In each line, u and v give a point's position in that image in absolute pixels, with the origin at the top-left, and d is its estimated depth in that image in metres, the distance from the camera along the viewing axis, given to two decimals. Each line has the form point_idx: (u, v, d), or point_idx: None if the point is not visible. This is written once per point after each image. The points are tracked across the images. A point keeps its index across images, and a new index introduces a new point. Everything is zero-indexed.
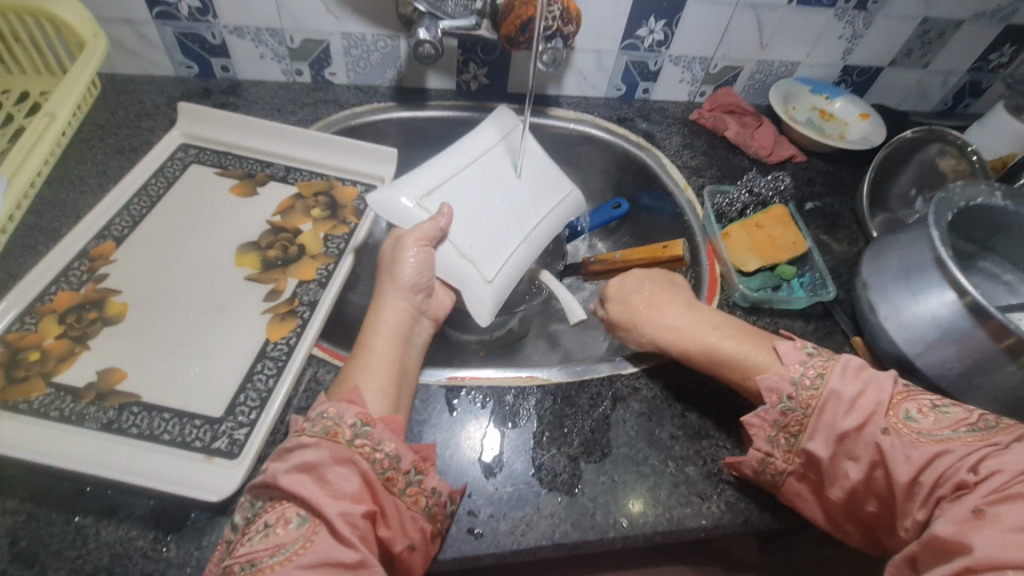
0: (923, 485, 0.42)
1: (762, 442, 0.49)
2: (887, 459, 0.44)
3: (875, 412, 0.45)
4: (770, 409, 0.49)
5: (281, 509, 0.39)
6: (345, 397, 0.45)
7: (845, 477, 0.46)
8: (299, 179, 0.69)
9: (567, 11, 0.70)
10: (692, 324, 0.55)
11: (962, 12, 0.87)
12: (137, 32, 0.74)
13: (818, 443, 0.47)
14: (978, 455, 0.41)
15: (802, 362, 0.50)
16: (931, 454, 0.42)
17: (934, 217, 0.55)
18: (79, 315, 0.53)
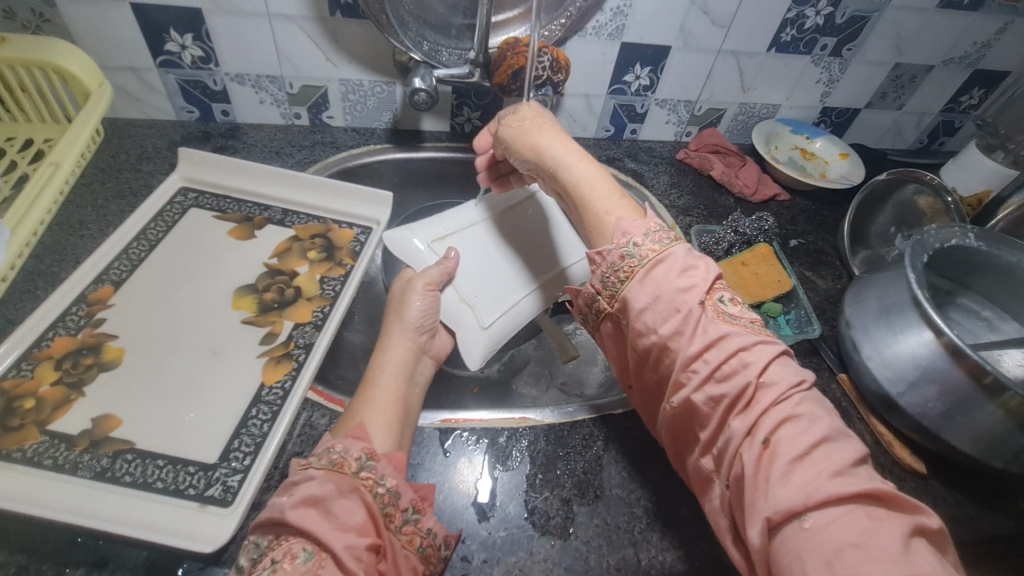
0: (708, 369, 0.42)
1: (597, 281, 0.49)
2: (693, 335, 0.43)
3: (700, 286, 0.45)
4: (614, 250, 0.48)
5: (287, 545, 0.37)
6: (351, 433, 0.46)
7: (650, 333, 0.45)
8: (296, 221, 0.70)
9: (557, 61, 0.73)
10: (577, 164, 0.54)
11: (931, 58, 0.91)
12: (141, 79, 0.76)
13: (641, 293, 0.46)
14: (762, 355, 0.42)
15: (653, 226, 0.48)
16: (723, 337, 0.43)
17: (911, 259, 0.57)
18: (76, 361, 0.53)
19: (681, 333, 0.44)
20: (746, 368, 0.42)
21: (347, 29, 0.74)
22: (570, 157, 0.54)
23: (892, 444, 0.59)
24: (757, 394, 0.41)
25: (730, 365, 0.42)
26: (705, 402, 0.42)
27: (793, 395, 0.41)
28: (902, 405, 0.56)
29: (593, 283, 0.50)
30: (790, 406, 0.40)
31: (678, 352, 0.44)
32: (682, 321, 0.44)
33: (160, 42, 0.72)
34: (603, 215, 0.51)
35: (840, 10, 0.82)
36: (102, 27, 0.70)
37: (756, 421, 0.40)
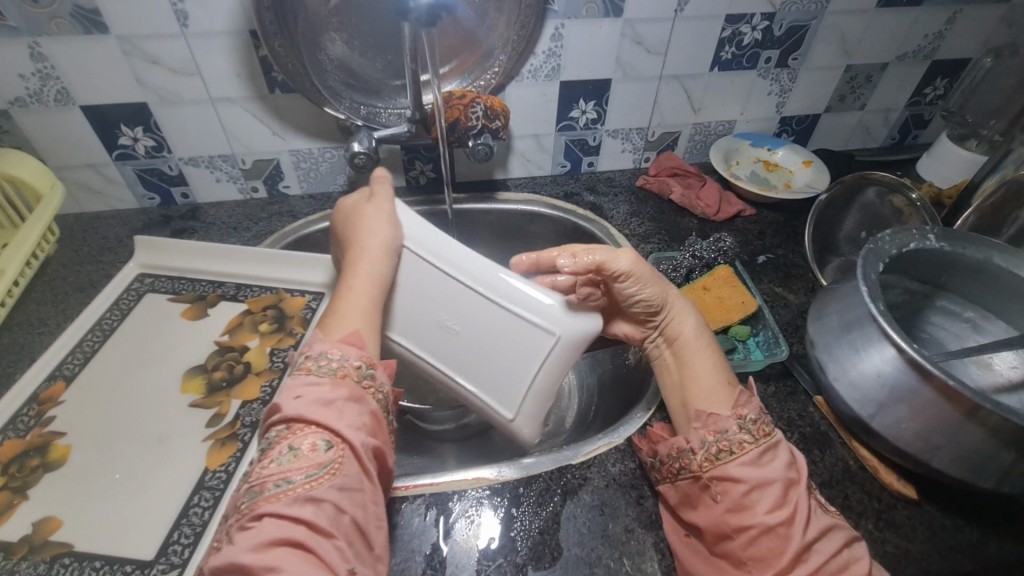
0: (816, 556, 0.43)
1: (694, 439, 0.50)
2: (807, 521, 0.44)
3: (804, 479, 0.47)
4: (729, 418, 0.50)
5: (305, 436, 0.42)
6: (348, 341, 0.49)
7: (755, 510, 0.45)
8: (249, 295, 0.71)
9: (492, 108, 0.74)
10: (691, 344, 0.57)
11: (884, 56, 0.89)
12: (100, 174, 0.79)
13: (750, 472, 0.46)
14: (858, 546, 0.44)
15: (761, 407, 0.51)
16: (831, 528, 0.44)
17: (863, 270, 0.54)
18: (22, 463, 0.53)
19: (792, 519, 0.44)
20: (857, 561, 0.43)
21: (289, 103, 0.76)
22: (688, 331, 0.58)
23: (876, 468, 0.55)
24: None
25: (839, 556, 0.43)
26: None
27: None
28: (875, 428, 0.52)
29: (692, 439, 0.50)
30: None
31: (789, 535, 0.43)
32: (791, 508, 0.44)
33: (114, 137, 0.76)
34: (707, 402, 0.52)
35: (776, 22, 0.81)
36: (56, 131, 0.73)
37: None
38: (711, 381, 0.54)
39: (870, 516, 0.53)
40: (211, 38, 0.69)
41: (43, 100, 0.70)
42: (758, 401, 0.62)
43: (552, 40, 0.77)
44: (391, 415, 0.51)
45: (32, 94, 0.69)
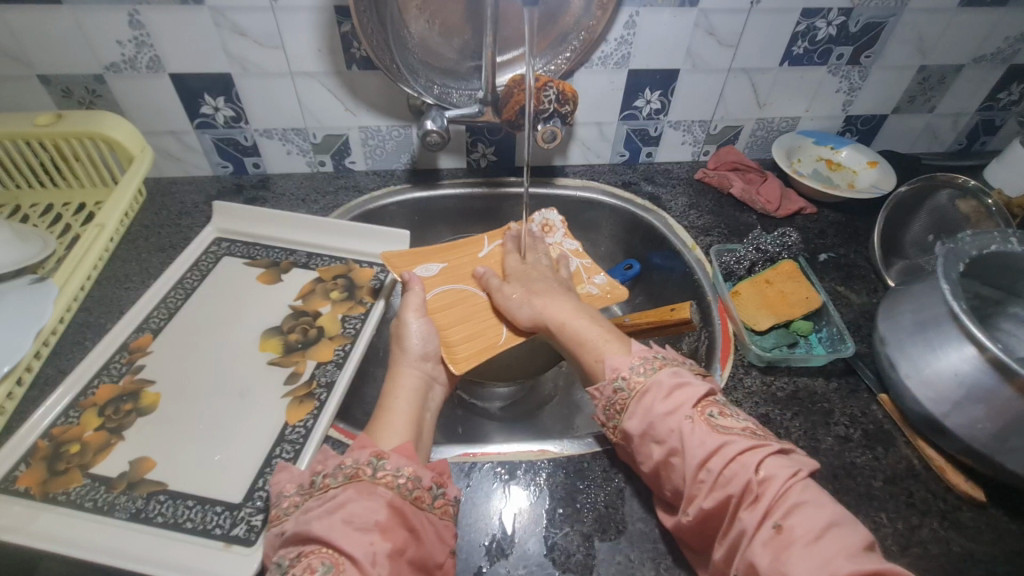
0: (710, 475, 0.43)
1: (599, 414, 0.53)
2: (690, 447, 0.45)
3: (685, 405, 0.47)
4: (607, 385, 0.51)
5: (308, 560, 0.40)
6: (358, 444, 0.48)
7: (652, 454, 0.47)
8: (319, 264, 0.73)
9: (563, 94, 0.74)
10: (566, 324, 0.59)
11: (959, 57, 0.87)
12: (180, 141, 0.83)
13: (636, 424, 0.48)
14: (759, 454, 0.43)
15: (641, 357, 0.52)
16: (721, 444, 0.44)
17: (943, 269, 0.54)
18: (117, 406, 0.57)
19: (681, 449, 0.45)
20: (745, 467, 0.42)
21: (363, 80, 0.78)
22: (559, 318, 0.60)
23: (943, 468, 0.55)
24: (762, 487, 0.41)
25: (732, 467, 0.43)
26: (713, 507, 0.43)
27: (794, 484, 0.41)
28: (947, 428, 0.52)
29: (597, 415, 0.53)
30: (797, 492, 0.41)
31: (683, 463, 0.45)
32: (673, 443, 0.46)
33: (197, 106, 0.79)
34: (600, 350, 0.56)
35: (853, 18, 0.80)
36: (144, 97, 0.77)
37: (765, 511, 0.40)
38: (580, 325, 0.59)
39: (934, 515, 0.53)
40: (298, 13, 0.71)
41: (137, 66, 0.73)
42: (821, 395, 0.62)
43: (625, 27, 0.77)
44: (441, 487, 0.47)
45: (128, 60, 0.73)
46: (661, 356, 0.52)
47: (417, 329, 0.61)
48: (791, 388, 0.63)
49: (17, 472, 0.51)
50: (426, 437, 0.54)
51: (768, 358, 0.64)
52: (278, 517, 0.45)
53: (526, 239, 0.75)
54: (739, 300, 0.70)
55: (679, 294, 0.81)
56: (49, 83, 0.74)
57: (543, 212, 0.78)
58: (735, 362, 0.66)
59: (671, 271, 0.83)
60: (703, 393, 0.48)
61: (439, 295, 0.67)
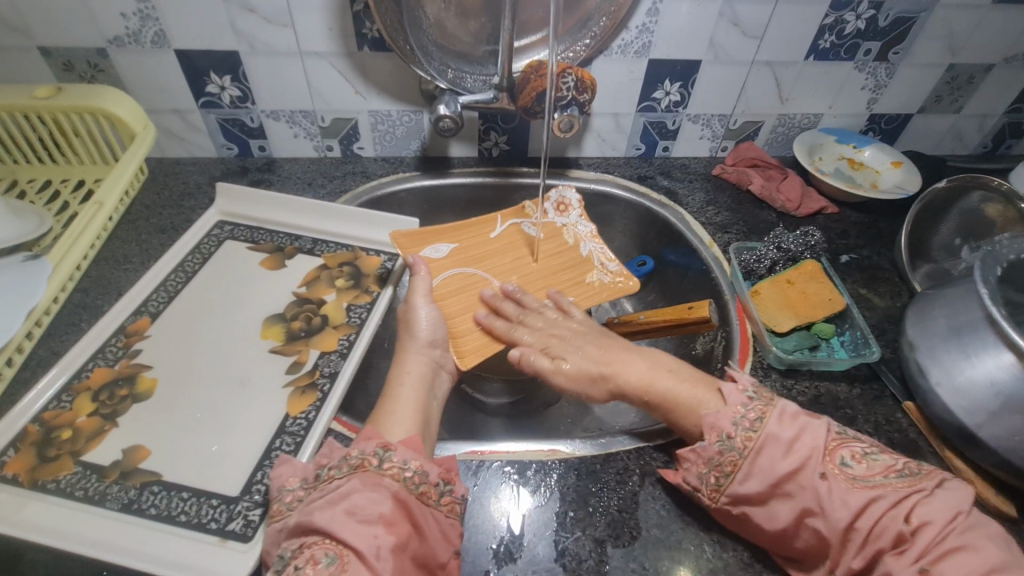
0: (860, 533, 0.42)
1: (691, 478, 0.48)
2: (827, 507, 0.43)
3: (809, 459, 0.44)
4: (709, 445, 0.47)
5: (311, 551, 0.38)
6: (364, 435, 0.46)
7: (780, 518, 0.44)
8: (325, 251, 0.71)
9: (582, 81, 0.71)
10: (651, 385, 0.54)
11: (990, 56, 0.84)
12: (184, 120, 0.80)
13: (754, 486, 0.45)
14: (909, 502, 0.42)
15: (737, 412, 0.48)
16: (865, 497, 0.43)
17: (981, 272, 0.52)
18: (112, 392, 0.54)
19: (819, 511, 0.43)
20: (893, 516, 0.42)
21: (375, 62, 0.76)
22: (642, 377, 0.55)
23: (972, 481, 0.52)
24: (915, 536, 0.41)
25: (879, 521, 0.42)
26: (864, 565, 0.42)
27: (954, 529, 0.40)
28: (981, 439, 0.50)
29: (685, 480, 0.48)
30: (954, 537, 0.40)
31: (824, 524, 0.43)
32: (806, 504, 0.43)
33: (202, 85, 0.76)
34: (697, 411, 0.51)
35: (883, 12, 0.77)
36: (148, 73, 0.74)
37: (924, 563, 0.39)
38: (666, 383, 0.53)
39: None
40: None
41: (141, 40, 0.71)
42: (843, 401, 0.60)
43: (647, 14, 0.74)
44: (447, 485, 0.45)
45: (132, 34, 0.70)
46: (757, 396, 0.49)
47: (423, 315, 0.59)
48: (813, 392, 0.60)
49: (5, 457, 0.49)
50: (432, 433, 0.51)
51: (789, 360, 0.61)
52: (281, 512, 0.43)
53: (541, 220, 0.72)
54: (759, 300, 0.68)
55: (695, 292, 0.79)
56: (50, 55, 0.71)
57: (557, 189, 0.74)
58: (754, 363, 0.64)
59: (686, 268, 0.81)
60: (828, 435, 0.46)
61: (449, 279, 0.65)
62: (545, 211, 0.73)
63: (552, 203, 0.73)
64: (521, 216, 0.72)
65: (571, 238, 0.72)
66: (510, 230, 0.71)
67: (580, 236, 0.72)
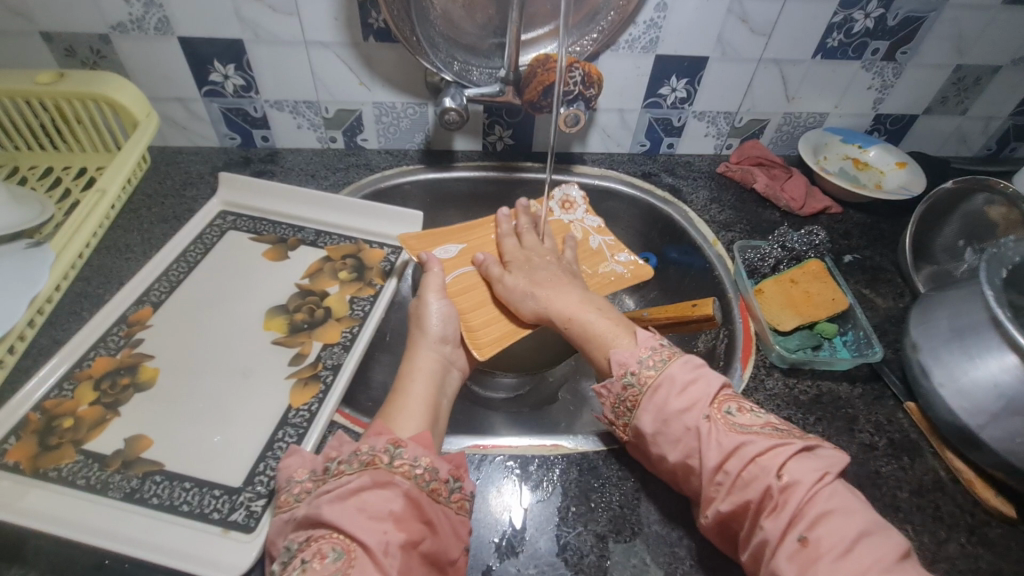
0: (729, 477, 0.42)
1: (608, 412, 0.50)
2: (705, 450, 0.44)
3: (701, 402, 0.45)
4: (616, 381, 0.49)
5: (318, 545, 0.38)
6: (374, 431, 0.45)
7: (668, 456, 0.46)
8: (328, 242, 0.71)
9: (588, 76, 0.71)
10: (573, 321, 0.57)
11: (998, 57, 0.84)
12: (187, 108, 0.79)
13: (648, 421, 0.47)
14: (778, 456, 0.42)
15: (648, 349, 0.50)
16: (739, 444, 0.43)
17: (987, 274, 0.52)
18: (114, 381, 0.54)
19: (695, 451, 0.44)
20: (767, 471, 0.41)
21: (380, 53, 0.75)
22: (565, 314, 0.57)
23: (972, 481, 0.53)
24: (785, 494, 0.40)
25: (749, 469, 0.42)
26: (732, 510, 0.42)
27: (821, 490, 0.40)
28: (982, 440, 0.50)
29: (604, 413, 0.51)
30: (823, 500, 0.39)
31: (700, 465, 0.44)
32: (690, 444, 0.45)
33: (205, 73, 0.75)
34: (610, 344, 0.53)
35: (892, 11, 0.77)
36: (151, 60, 0.73)
37: (789, 520, 0.39)
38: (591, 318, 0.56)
39: (962, 530, 0.51)
40: None
41: (144, 27, 0.70)
42: (845, 400, 0.60)
43: (655, 10, 0.74)
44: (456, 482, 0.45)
45: (135, 20, 0.69)
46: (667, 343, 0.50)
47: (435, 312, 0.59)
48: (815, 391, 0.61)
49: (7, 445, 0.49)
50: (441, 430, 0.51)
51: (793, 360, 0.61)
52: (287, 504, 0.43)
53: (547, 219, 0.74)
54: (763, 299, 0.68)
55: (697, 290, 0.79)
56: (52, 41, 0.71)
57: (562, 187, 0.76)
58: (757, 362, 0.64)
59: (689, 266, 0.81)
60: (722, 386, 0.47)
61: (460, 278, 0.64)
62: (550, 209, 0.75)
63: (557, 201, 0.75)
64: (529, 214, 0.73)
65: (579, 231, 0.73)
66: None
67: (588, 229, 0.73)
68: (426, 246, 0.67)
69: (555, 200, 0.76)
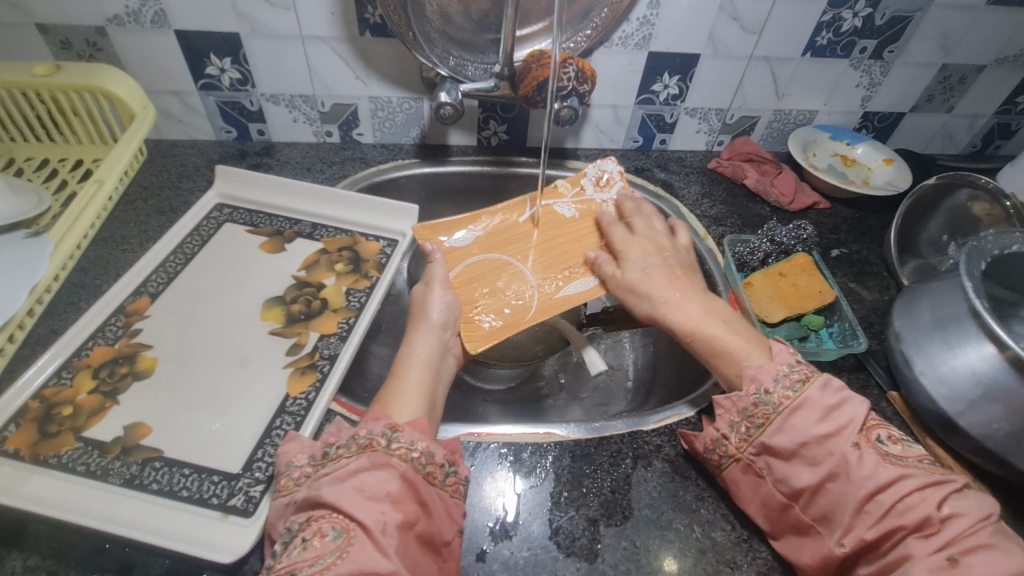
0: (880, 506, 0.43)
1: (722, 425, 0.50)
2: (857, 477, 0.43)
3: (852, 427, 0.45)
4: (745, 394, 0.49)
5: (317, 524, 0.39)
6: (373, 416, 0.46)
7: (803, 476, 0.45)
8: (324, 235, 0.71)
9: (582, 72, 0.72)
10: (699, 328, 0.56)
11: (983, 57, 0.86)
12: (183, 102, 0.80)
13: (785, 439, 0.46)
14: (936, 491, 0.42)
15: (780, 371, 0.49)
16: (897, 477, 0.43)
17: (966, 267, 0.54)
18: (112, 369, 0.55)
19: (840, 474, 0.44)
20: (926, 503, 0.42)
21: (376, 48, 0.76)
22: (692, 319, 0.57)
23: (951, 468, 0.54)
24: (940, 526, 0.41)
25: (904, 499, 0.42)
26: (877, 539, 0.42)
27: (979, 525, 0.41)
28: (960, 426, 0.52)
29: (718, 427, 0.50)
30: (980, 534, 0.40)
31: (844, 490, 0.44)
32: (837, 467, 0.44)
33: (201, 66, 0.76)
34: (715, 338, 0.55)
35: (879, 10, 0.78)
36: (146, 53, 0.74)
37: (946, 551, 0.40)
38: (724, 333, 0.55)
39: None
40: None
41: (141, 20, 0.70)
42: None
43: (648, 7, 0.75)
44: (451, 467, 0.45)
45: (131, 13, 0.70)
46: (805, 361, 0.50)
47: (438, 299, 0.60)
48: None
49: (6, 432, 0.49)
50: (437, 416, 0.52)
51: None
52: (287, 488, 0.44)
53: (577, 199, 0.71)
54: (752, 292, 0.70)
55: None
56: (48, 33, 0.71)
57: (597, 164, 0.72)
58: None
59: None
60: (868, 412, 0.47)
61: (474, 265, 0.65)
62: (584, 188, 0.71)
63: (591, 179, 0.72)
64: (555, 197, 0.71)
65: (614, 219, 0.70)
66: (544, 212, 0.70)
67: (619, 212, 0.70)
68: (441, 233, 0.67)
69: (588, 176, 0.72)
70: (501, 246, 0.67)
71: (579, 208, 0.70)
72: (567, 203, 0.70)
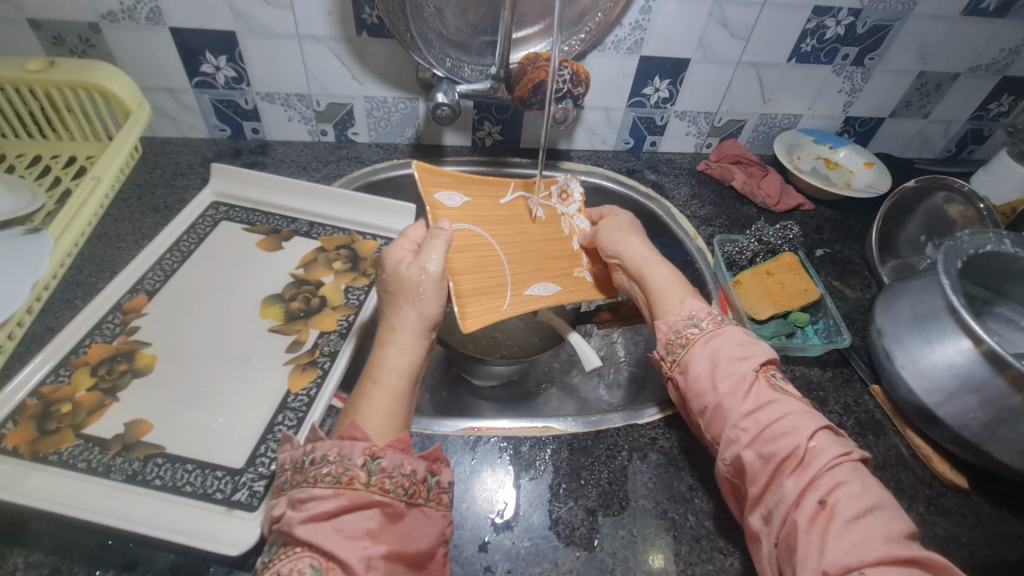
0: (757, 427, 0.45)
1: (660, 347, 0.54)
2: (744, 395, 0.47)
3: (757, 356, 0.49)
4: (679, 320, 0.54)
5: (294, 560, 0.38)
6: (347, 435, 0.44)
7: (704, 393, 0.49)
8: (322, 234, 0.72)
9: (577, 74, 0.73)
10: (646, 271, 0.60)
11: (957, 65, 0.90)
12: (177, 99, 0.79)
13: (696, 356, 0.50)
14: (813, 427, 0.45)
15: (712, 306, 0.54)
16: (776, 406, 0.46)
17: (944, 266, 0.57)
18: (111, 367, 0.55)
19: (732, 393, 0.47)
20: (799, 432, 0.44)
21: (373, 48, 0.76)
22: (643, 263, 0.61)
23: (930, 457, 0.57)
24: (808, 457, 0.43)
25: (780, 426, 0.45)
26: (753, 459, 0.45)
27: (841, 463, 0.43)
28: (939, 417, 0.54)
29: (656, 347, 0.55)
30: (844, 471, 0.42)
31: (729, 409, 0.47)
32: (733, 384, 0.48)
33: (196, 64, 0.76)
34: (659, 292, 0.58)
35: (861, 19, 0.81)
36: (141, 50, 0.73)
37: (811, 481, 0.42)
38: (677, 284, 0.58)
39: (920, 500, 0.55)
40: None
41: (136, 17, 0.70)
42: (816, 384, 0.64)
43: (640, 12, 0.77)
44: (432, 480, 0.45)
45: (126, 10, 0.69)
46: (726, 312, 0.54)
47: (431, 273, 0.54)
48: (789, 375, 0.65)
49: (4, 429, 0.49)
50: (411, 416, 0.51)
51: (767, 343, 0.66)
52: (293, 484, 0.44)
53: (544, 202, 0.72)
54: (740, 290, 0.73)
55: None
56: (40, 28, 0.70)
57: (564, 178, 0.73)
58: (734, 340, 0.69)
59: (671, 259, 0.85)
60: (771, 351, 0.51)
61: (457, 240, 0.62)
62: (548, 195, 0.72)
63: (556, 190, 0.72)
64: (527, 192, 0.71)
65: (567, 229, 0.71)
66: (518, 202, 0.70)
67: (576, 228, 0.71)
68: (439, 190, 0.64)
69: (555, 185, 0.73)
70: (482, 226, 0.65)
71: (544, 212, 0.71)
72: (536, 202, 0.71)
